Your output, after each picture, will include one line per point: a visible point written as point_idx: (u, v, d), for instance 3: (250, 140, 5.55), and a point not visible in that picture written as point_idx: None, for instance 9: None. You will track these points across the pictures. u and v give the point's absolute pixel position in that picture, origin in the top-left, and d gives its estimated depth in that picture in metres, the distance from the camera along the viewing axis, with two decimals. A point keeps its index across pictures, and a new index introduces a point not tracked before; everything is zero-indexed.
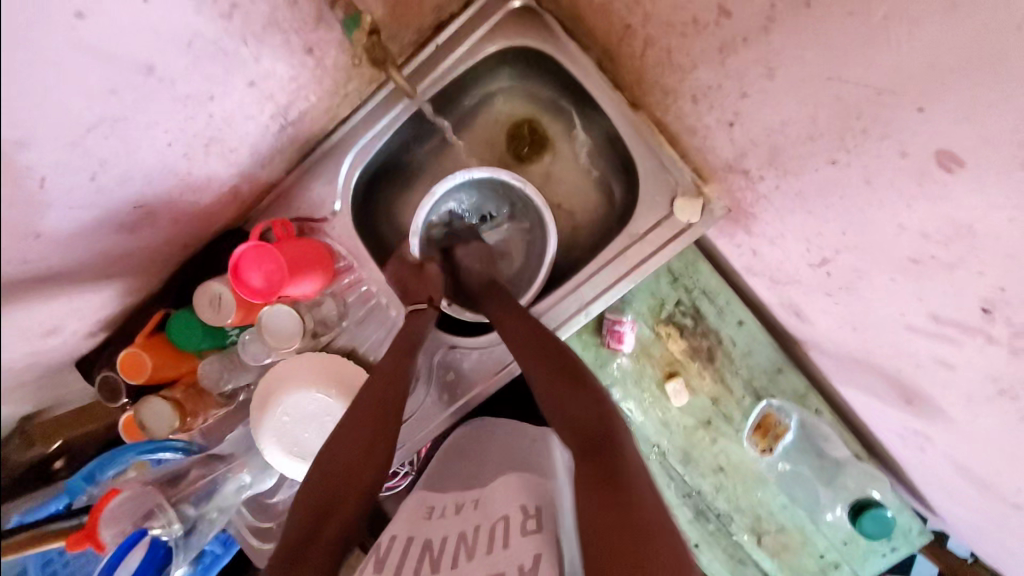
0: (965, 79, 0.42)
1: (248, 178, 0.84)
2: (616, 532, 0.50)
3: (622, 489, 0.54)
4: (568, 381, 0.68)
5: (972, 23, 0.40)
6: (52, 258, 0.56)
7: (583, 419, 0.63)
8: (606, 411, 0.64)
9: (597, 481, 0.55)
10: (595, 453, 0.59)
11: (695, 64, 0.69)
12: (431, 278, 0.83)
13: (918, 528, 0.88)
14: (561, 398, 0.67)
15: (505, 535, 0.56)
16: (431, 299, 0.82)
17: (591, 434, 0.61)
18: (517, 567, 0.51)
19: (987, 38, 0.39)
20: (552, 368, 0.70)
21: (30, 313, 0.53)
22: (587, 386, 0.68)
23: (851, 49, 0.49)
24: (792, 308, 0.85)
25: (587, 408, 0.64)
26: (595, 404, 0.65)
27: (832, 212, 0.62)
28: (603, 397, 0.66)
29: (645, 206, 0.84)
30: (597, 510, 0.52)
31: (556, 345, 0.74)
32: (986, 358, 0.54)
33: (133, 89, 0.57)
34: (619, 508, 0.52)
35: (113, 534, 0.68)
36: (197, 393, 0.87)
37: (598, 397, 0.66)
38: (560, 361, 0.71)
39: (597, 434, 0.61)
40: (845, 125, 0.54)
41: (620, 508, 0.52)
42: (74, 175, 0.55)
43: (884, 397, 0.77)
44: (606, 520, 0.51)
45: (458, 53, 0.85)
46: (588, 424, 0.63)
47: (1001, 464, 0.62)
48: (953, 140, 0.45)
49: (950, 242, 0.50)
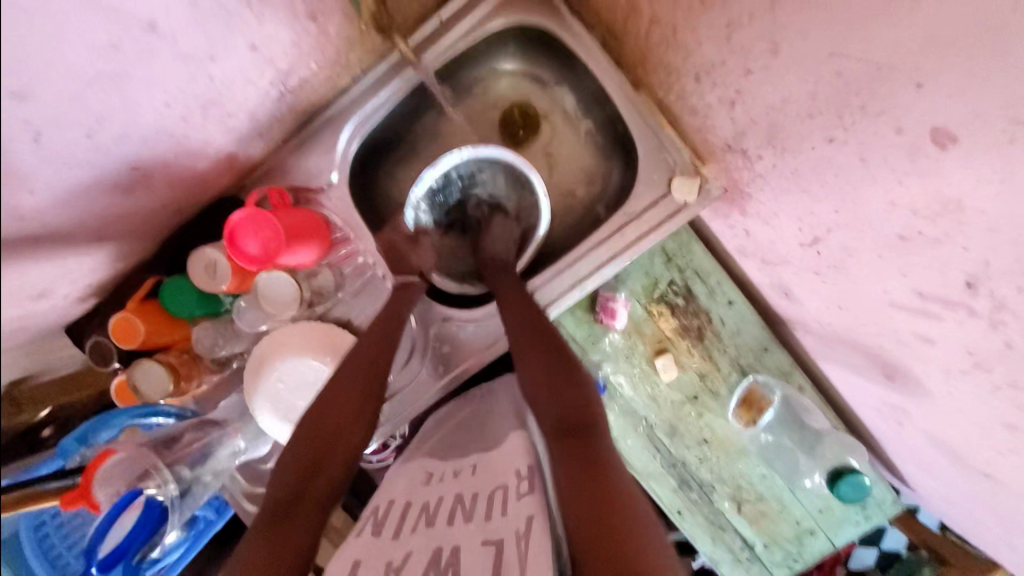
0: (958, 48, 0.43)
1: (244, 143, 0.83)
2: (599, 504, 0.48)
3: (605, 465, 0.52)
4: (553, 363, 0.67)
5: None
6: (36, 216, 0.55)
7: (565, 395, 0.62)
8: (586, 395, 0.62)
9: (580, 458, 0.53)
10: (579, 427, 0.58)
11: (700, 42, 0.69)
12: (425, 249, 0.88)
13: (892, 499, 0.93)
14: (546, 374, 0.66)
15: (503, 501, 0.57)
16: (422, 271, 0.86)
17: (569, 414, 0.60)
18: (515, 531, 0.52)
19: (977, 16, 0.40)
20: (536, 353, 0.69)
21: None
22: (570, 366, 0.67)
23: (854, 25, 0.50)
24: (780, 289, 0.88)
25: (565, 381, 0.64)
26: (575, 387, 0.64)
27: (825, 190, 0.64)
28: (587, 382, 0.65)
29: (643, 184, 0.85)
30: (578, 478, 0.51)
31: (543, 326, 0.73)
32: (966, 330, 0.56)
33: (136, 43, 0.55)
34: (599, 481, 0.50)
35: (109, 494, 0.70)
36: (192, 360, 0.86)
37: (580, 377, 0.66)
38: (549, 345, 0.71)
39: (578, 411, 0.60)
40: (844, 102, 0.55)
41: (601, 480, 0.50)
42: (68, 132, 0.54)
43: (866, 373, 0.80)
44: (589, 488, 0.49)
45: (462, 25, 0.84)
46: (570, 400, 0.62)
47: (972, 434, 0.66)
48: (948, 117, 0.46)
49: (938, 217, 0.51)
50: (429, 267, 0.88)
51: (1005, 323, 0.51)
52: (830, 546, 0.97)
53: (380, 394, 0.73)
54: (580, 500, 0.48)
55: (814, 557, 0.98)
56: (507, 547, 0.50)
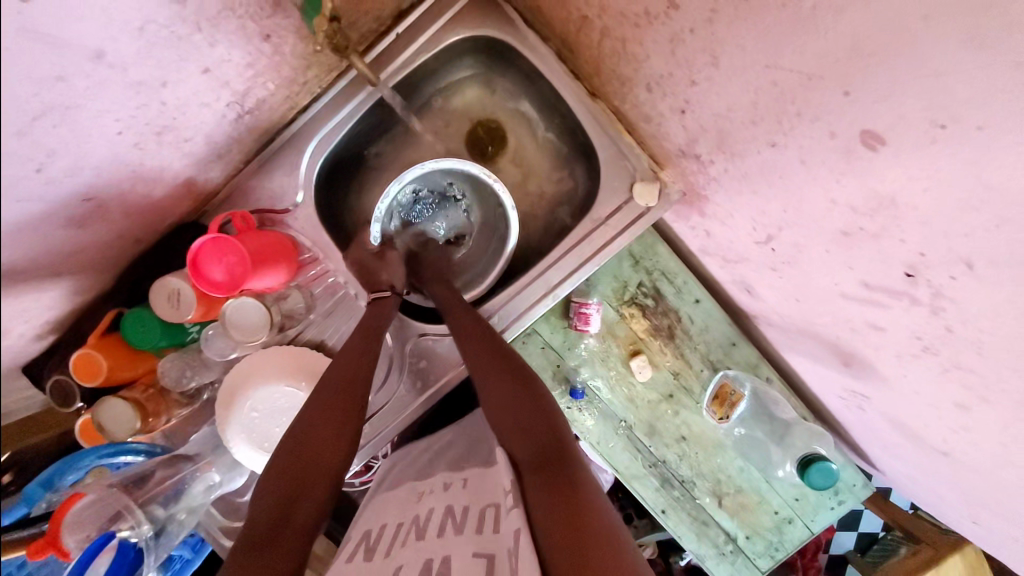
0: (871, 60, 0.46)
1: (204, 168, 0.82)
2: (580, 537, 0.51)
3: (581, 505, 0.56)
4: (529, 409, 0.71)
5: (875, 8, 0.43)
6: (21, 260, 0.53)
7: (534, 442, 0.68)
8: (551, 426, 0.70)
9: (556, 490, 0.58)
10: (553, 469, 0.62)
11: (648, 55, 0.72)
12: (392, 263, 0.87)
13: (862, 482, 0.97)
14: (522, 414, 0.71)
15: (495, 519, 0.57)
16: (393, 287, 0.85)
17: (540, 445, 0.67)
18: (505, 545, 0.52)
19: (886, 25, 0.43)
20: (511, 397, 0.73)
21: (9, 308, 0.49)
22: (539, 410, 0.72)
23: (784, 38, 0.52)
24: (743, 285, 0.92)
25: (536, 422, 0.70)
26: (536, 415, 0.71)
27: (773, 191, 0.67)
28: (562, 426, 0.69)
29: (606, 192, 0.88)
30: (557, 511, 0.55)
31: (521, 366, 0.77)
32: (911, 317, 0.59)
33: (84, 75, 0.54)
34: (578, 516, 0.54)
35: (79, 540, 0.66)
36: (158, 393, 0.84)
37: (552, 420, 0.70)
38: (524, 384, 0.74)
39: (548, 460, 0.64)
40: (782, 109, 0.58)
41: (580, 517, 0.54)
42: (21, 166, 0.49)
43: (826, 362, 0.84)
44: (570, 528, 0.53)
45: (418, 43, 0.85)
46: (543, 447, 0.66)
47: (928, 415, 0.69)
48: (875, 120, 0.48)
49: (875, 213, 0.54)
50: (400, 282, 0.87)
51: (946, 310, 0.54)
52: (809, 533, 1.00)
53: (363, 412, 0.73)
54: (562, 533, 0.52)
55: (794, 545, 1.01)
56: (500, 561, 0.50)
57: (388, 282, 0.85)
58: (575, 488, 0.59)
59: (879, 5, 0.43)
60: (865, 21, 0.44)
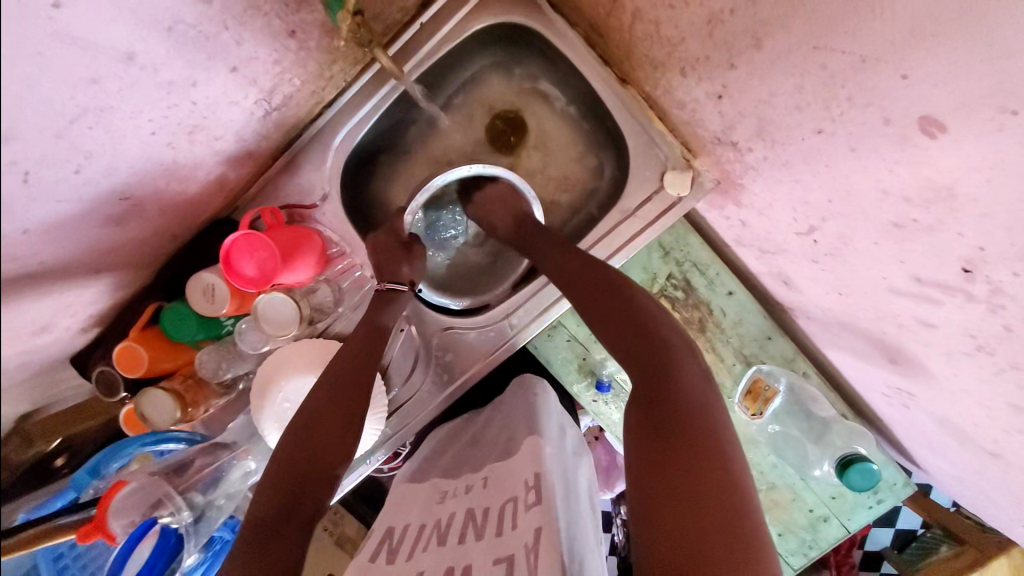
0: (931, 42, 0.42)
1: (235, 164, 0.83)
2: (670, 500, 0.49)
3: (677, 453, 0.52)
4: (645, 345, 0.63)
5: None
6: (63, 261, 0.55)
7: (648, 383, 0.60)
8: (658, 348, 0.63)
9: (651, 434, 0.55)
10: (654, 403, 0.58)
11: (684, 37, 0.68)
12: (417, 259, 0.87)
13: (903, 481, 0.92)
14: (634, 347, 0.64)
15: (514, 515, 0.57)
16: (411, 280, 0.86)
17: (644, 371, 0.61)
18: (523, 545, 0.52)
19: (950, 3, 0.39)
20: (628, 334, 0.65)
21: (44, 304, 0.51)
22: (640, 334, 0.65)
23: (835, 17, 0.48)
24: (780, 277, 0.88)
25: (650, 361, 0.61)
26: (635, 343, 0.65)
27: (817, 180, 0.63)
28: (680, 366, 0.61)
29: (636, 182, 0.85)
30: (648, 460, 0.53)
31: (626, 303, 0.68)
32: (965, 314, 0.56)
33: (116, 77, 0.55)
34: (670, 473, 0.51)
35: (124, 524, 0.69)
36: (196, 384, 0.87)
37: (672, 362, 0.61)
38: (637, 321, 0.66)
39: (666, 413, 0.56)
40: (831, 93, 0.54)
41: (670, 472, 0.51)
42: (59, 169, 0.50)
43: (869, 357, 0.80)
44: (661, 485, 0.51)
45: (443, 32, 0.84)
46: (644, 389, 0.60)
47: (980, 417, 0.65)
48: (935, 106, 0.44)
49: (930, 205, 0.50)
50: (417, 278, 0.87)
51: (1005, 308, 0.50)
52: (844, 531, 0.97)
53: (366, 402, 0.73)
54: (648, 489, 0.51)
55: (829, 544, 0.97)
56: (519, 561, 0.50)
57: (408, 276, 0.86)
58: (678, 429, 0.54)
59: None
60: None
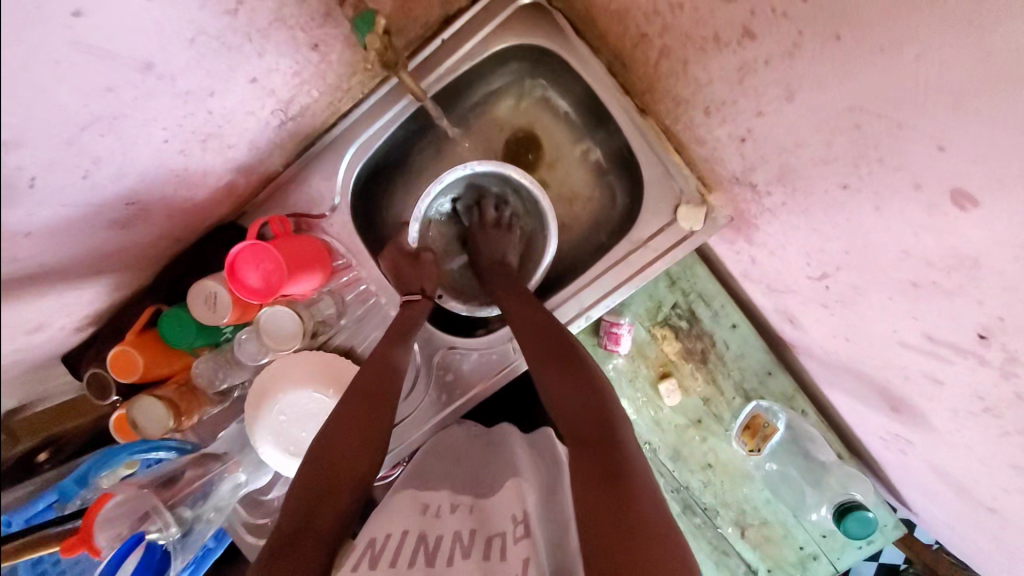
0: (970, 113, 0.42)
1: (245, 171, 0.81)
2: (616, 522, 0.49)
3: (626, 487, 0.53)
4: (591, 423, 0.62)
5: (981, 64, 0.39)
6: (62, 268, 0.53)
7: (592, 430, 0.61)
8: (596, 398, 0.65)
9: (598, 470, 0.55)
10: (596, 445, 0.58)
11: (711, 80, 0.68)
12: (426, 268, 0.85)
13: (893, 523, 0.91)
14: (580, 423, 0.62)
15: (502, 548, 0.55)
16: (424, 292, 0.84)
17: (585, 421, 0.62)
18: None
19: (992, 79, 0.39)
20: (569, 395, 0.66)
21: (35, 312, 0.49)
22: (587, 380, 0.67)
23: (878, 84, 0.48)
24: (786, 315, 0.88)
25: (596, 417, 0.62)
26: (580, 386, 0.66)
27: (837, 231, 0.63)
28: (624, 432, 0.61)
29: (649, 213, 0.85)
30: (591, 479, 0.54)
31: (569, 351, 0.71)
32: (975, 377, 0.56)
33: (133, 86, 0.53)
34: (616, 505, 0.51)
35: (111, 537, 0.66)
36: (190, 391, 0.84)
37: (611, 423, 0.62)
38: (588, 391, 0.65)
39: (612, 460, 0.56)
40: (860, 153, 0.54)
41: (618, 501, 0.51)
42: (68, 174, 0.49)
43: (871, 403, 0.80)
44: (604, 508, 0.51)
45: (466, 50, 0.83)
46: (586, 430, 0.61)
47: (981, 474, 0.65)
48: (969, 180, 0.44)
49: (952, 271, 0.50)
50: (431, 287, 0.85)
51: (1018, 375, 0.50)
52: (833, 570, 0.96)
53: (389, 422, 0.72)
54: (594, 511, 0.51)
55: None
56: None
57: (420, 286, 0.84)
58: (620, 468, 0.55)
59: (992, 62, 0.39)
60: (968, 69, 0.40)
